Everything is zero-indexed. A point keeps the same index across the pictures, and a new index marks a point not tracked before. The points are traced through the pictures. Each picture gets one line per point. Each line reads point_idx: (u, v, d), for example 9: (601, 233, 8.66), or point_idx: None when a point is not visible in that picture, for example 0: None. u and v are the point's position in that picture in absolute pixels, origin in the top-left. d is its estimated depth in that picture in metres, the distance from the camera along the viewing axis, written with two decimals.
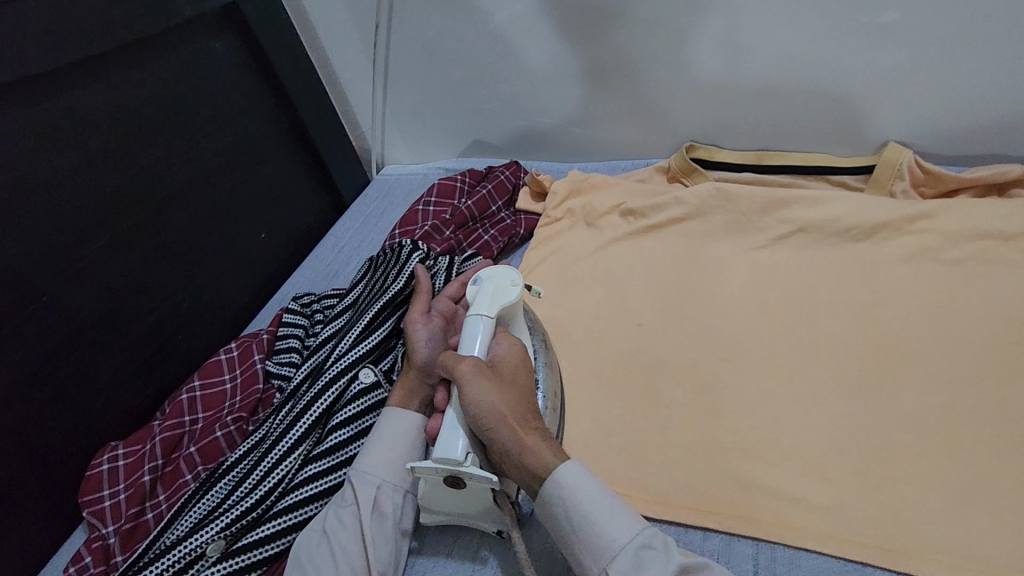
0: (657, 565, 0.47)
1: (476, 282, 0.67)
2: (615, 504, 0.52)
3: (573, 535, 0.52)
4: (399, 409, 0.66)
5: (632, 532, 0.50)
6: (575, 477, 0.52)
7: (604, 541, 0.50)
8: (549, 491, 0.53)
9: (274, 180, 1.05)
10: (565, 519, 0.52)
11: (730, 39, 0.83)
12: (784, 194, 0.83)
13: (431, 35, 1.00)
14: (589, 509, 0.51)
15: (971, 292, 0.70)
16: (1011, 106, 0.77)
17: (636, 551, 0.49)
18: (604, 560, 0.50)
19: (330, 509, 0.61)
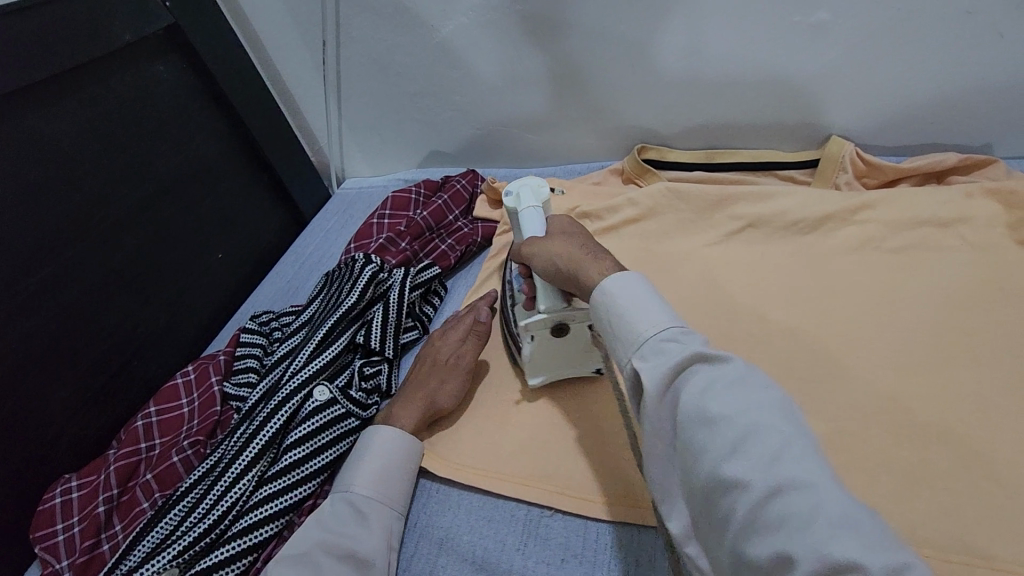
0: (677, 351, 0.42)
1: (510, 191, 0.67)
2: (656, 300, 0.47)
3: (609, 330, 0.48)
4: (405, 434, 0.66)
5: (664, 322, 0.44)
6: (625, 284, 0.48)
7: (631, 335, 0.45)
8: (602, 292, 0.49)
9: (229, 200, 1.05)
10: (607, 316, 0.48)
11: (674, 45, 0.85)
12: (733, 191, 0.84)
13: (381, 49, 1.00)
14: (628, 300, 0.47)
15: (912, 279, 0.72)
16: (940, 97, 0.80)
17: (657, 344, 0.44)
18: (629, 352, 0.45)
19: (315, 530, 0.59)
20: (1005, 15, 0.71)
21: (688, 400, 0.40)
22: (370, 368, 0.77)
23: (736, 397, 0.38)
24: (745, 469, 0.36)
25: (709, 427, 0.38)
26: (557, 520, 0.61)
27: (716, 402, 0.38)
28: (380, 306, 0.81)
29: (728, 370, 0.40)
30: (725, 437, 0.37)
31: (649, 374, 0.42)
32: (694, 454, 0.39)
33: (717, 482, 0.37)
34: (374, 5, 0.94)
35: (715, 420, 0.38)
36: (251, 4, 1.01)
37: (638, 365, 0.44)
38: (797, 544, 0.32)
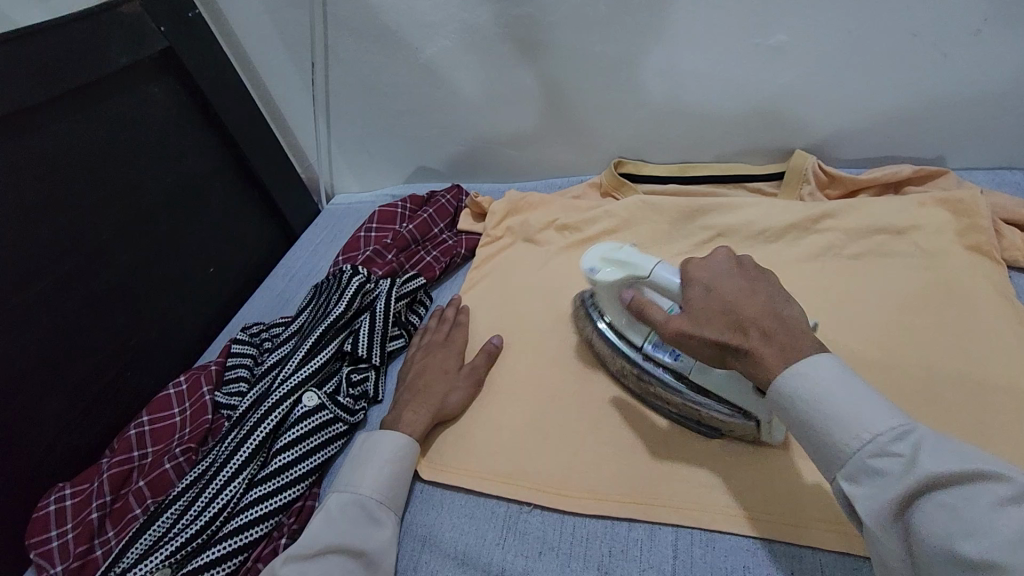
0: (898, 473, 0.40)
1: (599, 272, 0.68)
2: (859, 402, 0.44)
3: (806, 439, 0.46)
4: (404, 439, 0.68)
5: (879, 431, 0.42)
6: (816, 373, 0.46)
7: (831, 450, 0.44)
8: (781, 395, 0.47)
9: (220, 216, 1.08)
10: (797, 421, 0.46)
11: (644, 65, 0.90)
12: (703, 202, 0.88)
13: (368, 70, 1.04)
14: (823, 406, 0.45)
15: (869, 283, 0.76)
16: (893, 113, 0.85)
17: (864, 463, 0.42)
18: (833, 470, 0.44)
19: (324, 529, 0.61)
20: (945, 37, 0.77)
21: (935, 534, 0.37)
22: (357, 375, 0.80)
23: (984, 526, 0.35)
24: None
25: (964, 569, 0.35)
26: (536, 516, 0.64)
27: (964, 538, 0.35)
28: (367, 315, 0.84)
29: (972, 490, 0.37)
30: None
31: (868, 503, 0.41)
32: None
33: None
34: (361, 29, 0.98)
35: (968, 560, 0.35)
36: (243, 28, 1.05)
37: (850, 491, 0.43)
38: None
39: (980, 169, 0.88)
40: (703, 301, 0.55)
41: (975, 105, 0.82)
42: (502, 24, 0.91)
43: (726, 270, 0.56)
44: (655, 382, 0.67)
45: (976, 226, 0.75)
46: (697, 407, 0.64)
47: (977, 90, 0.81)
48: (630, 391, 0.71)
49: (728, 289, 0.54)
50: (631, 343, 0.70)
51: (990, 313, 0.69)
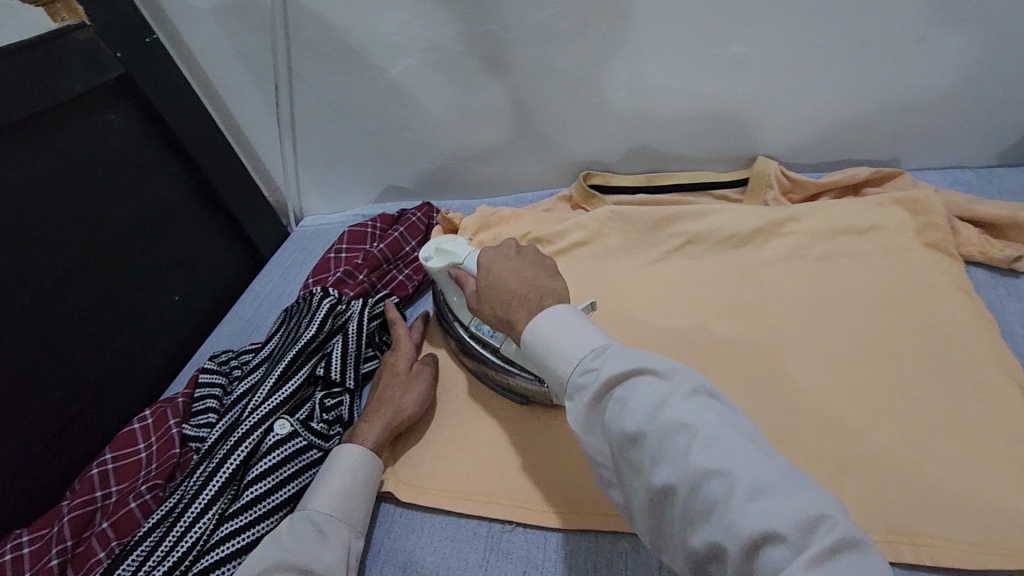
0: (597, 374, 0.46)
1: (429, 259, 0.75)
2: (581, 328, 0.50)
3: (542, 372, 0.52)
4: (363, 451, 0.67)
5: (593, 346, 0.48)
6: (551, 318, 0.52)
7: (558, 377, 0.50)
8: (529, 337, 0.52)
9: (185, 243, 1.05)
10: (540, 355, 0.51)
11: (608, 79, 0.91)
12: (672, 211, 0.89)
13: (333, 91, 1.03)
14: (555, 333, 0.50)
15: (837, 283, 0.78)
16: (849, 118, 0.88)
17: (577, 382, 0.48)
18: (564, 392, 0.50)
19: (274, 548, 0.58)
20: (892, 45, 0.80)
21: (621, 419, 0.44)
22: (331, 399, 0.78)
23: (641, 406, 0.43)
24: (665, 472, 0.41)
25: (635, 443, 0.43)
26: (519, 534, 0.63)
27: (629, 419, 0.43)
28: (339, 337, 0.82)
29: (644, 384, 0.44)
30: (648, 448, 0.42)
31: (580, 412, 0.47)
32: (636, 467, 0.43)
33: (657, 491, 0.42)
34: (324, 50, 0.98)
35: (635, 436, 0.42)
36: (202, 53, 1.04)
37: (570, 410, 0.49)
38: (719, 530, 0.37)
39: (932, 170, 0.92)
40: (488, 281, 0.62)
41: (924, 108, 0.85)
42: (463, 42, 0.92)
43: (511, 256, 0.64)
44: (479, 356, 0.74)
45: (932, 224, 0.77)
46: (507, 376, 0.71)
47: (924, 94, 0.84)
48: (467, 365, 0.79)
49: (502, 270, 0.62)
50: (462, 323, 0.78)
51: (952, 306, 0.71)
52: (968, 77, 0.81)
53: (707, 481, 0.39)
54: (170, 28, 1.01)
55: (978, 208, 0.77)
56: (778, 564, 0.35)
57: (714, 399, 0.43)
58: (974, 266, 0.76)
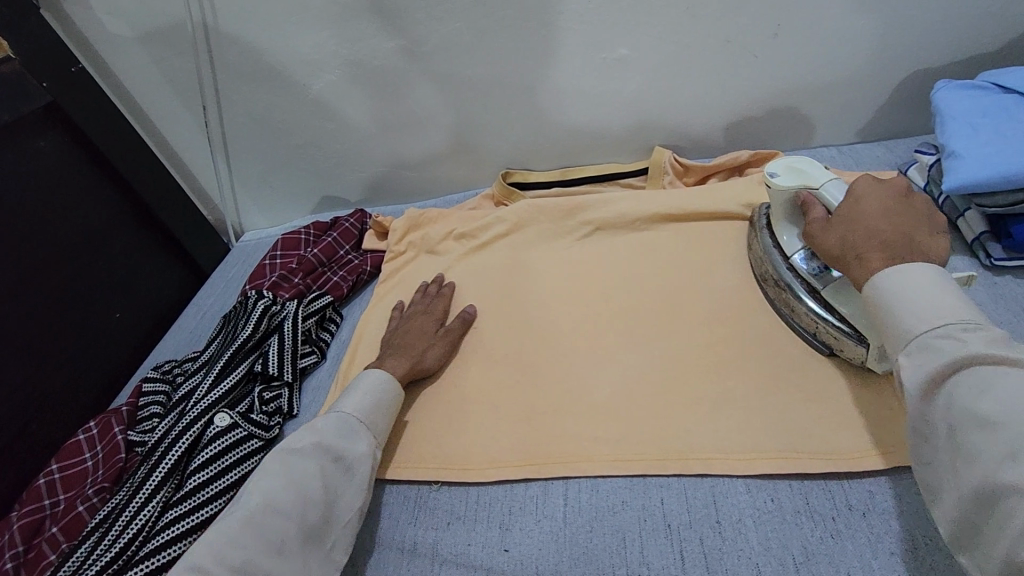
0: (959, 346, 0.47)
1: (774, 175, 0.72)
2: (953, 297, 0.51)
3: (883, 324, 0.54)
4: (382, 372, 0.74)
5: (951, 318, 0.49)
6: (913, 278, 0.53)
7: (904, 330, 0.51)
8: (881, 284, 0.55)
9: (124, 262, 1.09)
10: (887, 308, 0.54)
11: (513, 84, 1.00)
12: (580, 200, 0.98)
13: (261, 108, 1.09)
14: (914, 294, 0.52)
15: (722, 252, 0.87)
16: (727, 107, 0.99)
17: (931, 342, 0.49)
18: (901, 349, 0.52)
19: (311, 437, 0.66)
20: (751, 41, 0.91)
21: (973, 396, 0.45)
22: (269, 392, 0.84)
23: (1006, 395, 0.44)
24: (1017, 472, 0.41)
25: (982, 427, 0.44)
26: (444, 492, 0.71)
27: (990, 403, 0.44)
28: (275, 335, 0.88)
29: (1015, 372, 0.44)
30: (1008, 437, 0.42)
31: (919, 372, 0.49)
32: (971, 450, 0.45)
33: (997, 486, 0.42)
34: (249, 71, 1.04)
35: (988, 420, 0.44)
36: (130, 79, 1.08)
37: (903, 364, 0.51)
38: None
39: (806, 150, 1.04)
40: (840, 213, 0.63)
41: (789, 95, 0.97)
42: (379, 57, 0.99)
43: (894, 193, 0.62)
44: (789, 291, 0.73)
45: None
46: (817, 321, 0.69)
47: (788, 83, 0.96)
48: (768, 295, 0.78)
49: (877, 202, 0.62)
50: (781, 253, 0.76)
51: None
52: (820, 67, 0.93)
53: None
54: (96, 58, 1.06)
55: None
56: None
57: None
58: None
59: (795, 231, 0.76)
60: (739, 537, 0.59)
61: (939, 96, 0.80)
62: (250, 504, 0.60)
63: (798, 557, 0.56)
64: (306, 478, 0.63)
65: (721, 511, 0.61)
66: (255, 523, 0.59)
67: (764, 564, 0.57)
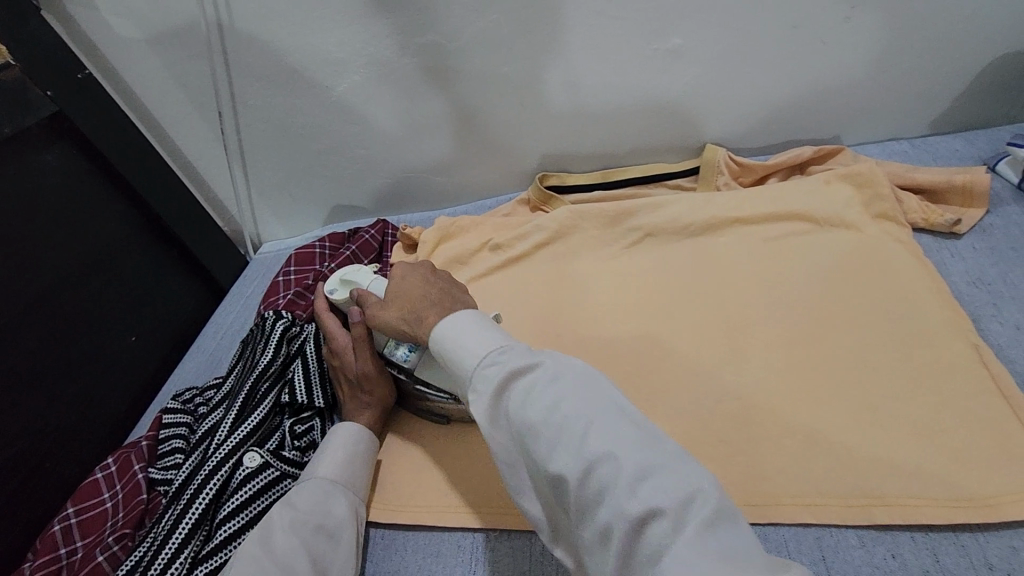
0: (515, 359, 0.52)
1: (332, 289, 0.78)
2: (489, 330, 0.56)
3: (450, 364, 0.56)
4: (348, 428, 0.70)
5: (492, 345, 0.54)
6: (458, 322, 0.58)
7: (465, 371, 0.55)
8: (438, 329, 0.59)
9: (138, 282, 1.02)
10: (442, 352, 0.57)
11: (553, 80, 0.92)
12: (629, 205, 0.90)
13: (279, 113, 1.01)
14: (458, 335, 0.56)
15: (793, 260, 0.79)
16: (788, 99, 0.91)
17: (483, 374, 0.53)
18: (467, 390, 0.55)
19: (289, 512, 0.62)
20: (821, 26, 0.83)
21: (521, 411, 0.49)
22: (301, 425, 0.77)
23: (546, 402, 0.48)
24: (562, 459, 0.46)
25: (530, 434, 0.48)
26: (505, 541, 0.64)
27: (529, 409, 0.49)
28: (301, 362, 0.81)
29: (539, 377, 0.50)
30: (545, 437, 0.47)
31: (486, 402, 0.52)
32: (533, 456, 0.48)
33: (552, 480, 0.47)
34: (266, 73, 0.96)
35: (533, 427, 0.48)
36: (139, 84, 1.01)
37: (472, 401, 0.53)
38: (611, 508, 0.43)
39: (871, 144, 0.95)
40: None
41: (858, 85, 0.88)
42: (407, 54, 0.91)
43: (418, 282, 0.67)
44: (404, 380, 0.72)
45: (878, 195, 0.79)
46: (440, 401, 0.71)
47: (858, 70, 0.87)
48: (390, 391, 0.77)
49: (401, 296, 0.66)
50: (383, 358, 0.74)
51: (903, 271, 0.73)
52: (893, 52, 0.85)
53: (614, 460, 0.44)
54: (103, 62, 0.98)
55: (917, 176, 0.80)
56: (662, 536, 0.41)
57: (596, 424, 0.47)
58: (921, 232, 0.79)
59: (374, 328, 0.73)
60: None
61: None
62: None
63: None
64: (291, 555, 0.58)
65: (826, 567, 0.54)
66: None
67: None
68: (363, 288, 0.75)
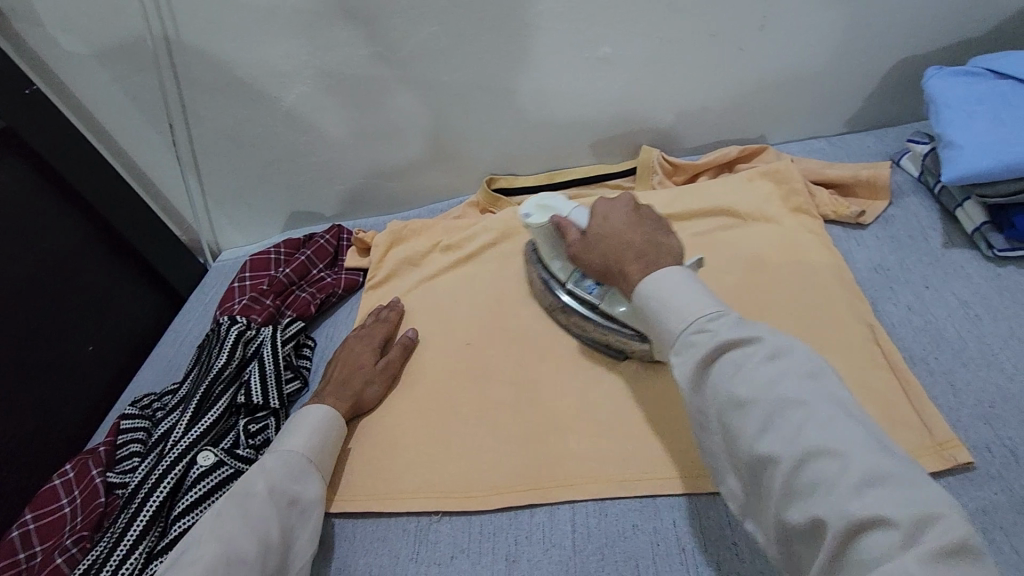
0: (727, 327, 0.50)
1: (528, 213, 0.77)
2: (698, 292, 0.53)
3: (652, 326, 0.55)
4: (320, 411, 0.72)
5: (708, 308, 0.52)
6: (667, 278, 0.56)
7: (667, 333, 0.53)
8: (642, 286, 0.57)
9: (95, 292, 1.03)
10: (647, 309, 0.56)
11: (494, 87, 0.96)
12: (568, 205, 0.95)
13: (231, 124, 1.04)
14: (670, 293, 0.54)
15: (717, 253, 0.85)
16: (715, 102, 0.97)
17: (688, 339, 0.51)
18: (669, 351, 0.53)
19: (262, 481, 0.64)
20: (737, 33, 0.89)
21: (728, 384, 0.47)
22: (255, 424, 0.79)
23: (757, 380, 0.46)
24: (773, 442, 0.44)
25: (738, 409, 0.46)
26: (446, 524, 0.68)
27: (741, 385, 0.46)
28: (255, 363, 0.84)
29: (751, 353, 0.47)
30: (756, 416, 0.45)
31: (685, 365, 0.51)
32: (733, 432, 0.47)
33: (757, 460, 0.45)
34: (216, 85, 0.99)
35: (744, 404, 0.46)
36: (90, 99, 1.03)
37: (673, 361, 0.52)
38: (827, 503, 0.41)
39: (795, 143, 1.02)
40: None
41: (777, 88, 0.95)
42: (351, 66, 0.95)
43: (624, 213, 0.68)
44: (574, 312, 0.78)
45: (793, 190, 0.86)
46: (606, 333, 0.74)
47: (777, 73, 0.93)
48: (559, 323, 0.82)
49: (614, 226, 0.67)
50: (559, 286, 0.80)
51: (813, 260, 0.79)
52: (808, 57, 0.91)
53: (815, 458, 0.42)
54: (52, 78, 1.00)
55: (829, 172, 0.86)
56: (883, 547, 0.38)
57: (835, 412, 0.44)
58: (832, 224, 0.85)
59: (560, 257, 0.80)
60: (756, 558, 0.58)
61: (932, 84, 0.76)
62: (205, 555, 0.57)
63: None
64: (265, 520, 0.61)
65: (734, 529, 0.60)
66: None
67: None
68: (566, 218, 0.73)
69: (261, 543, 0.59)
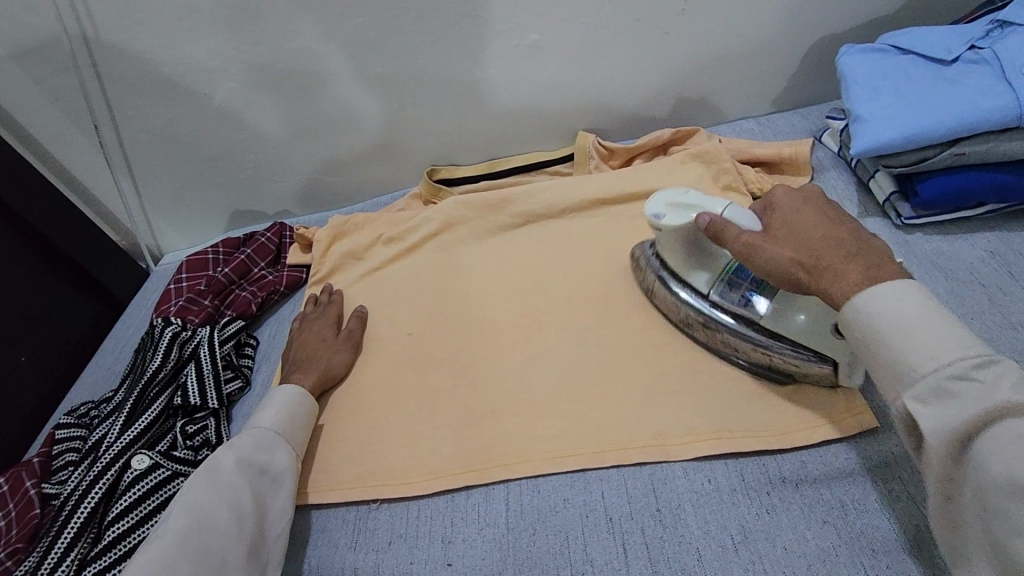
0: (992, 384, 0.43)
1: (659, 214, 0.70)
2: (952, 327, 0.46)
3: (877, 360, 0.49)
4: (289, 391, 0.73)
5: (967, 352, 0.45)
6: (893, 301, 0.48)
7: (902, 371, 0.47)
8: (860, 304, 0.50)
9: (27, 300, 1.00)
10: (869, 336, 0.49)
11: (427, 78, 0.96)
12: (507, 193, 0.96)
13: (162, 123, 1.02)
14: (902, 325, 0.47)
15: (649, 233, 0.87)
16: (646, 86, 0.98)
17: (937, 385, 0.45)
18: (902, 390, 0.47)
19: (228, 455, 0.64)
20: (661, 17, 0.90)
21: (999, 458, 0.41)
22: (194, 425, 0.79)
23: None
24: None
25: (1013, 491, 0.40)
26: (385, 510, 0.69)
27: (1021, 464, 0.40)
28: (192, 364, 0.84)
29: None
30: None
31: (934, 421, 0.45)
32: (999, 514, 0.41)
33: None
34: (141, 83, 0.97)
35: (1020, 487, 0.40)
36: (9, 102, 0.99)
37: (916, 409, 0.46)
38: None
39: (727, 124, 1.04)
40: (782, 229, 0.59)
41: (705, 70, 0.97)
42: (280, 61, 0.94)
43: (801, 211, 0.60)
44: (725, 328, 0.69)
45: (722, 169, 0.88)
46: (765, 350, 0.66)
47: (704, 56, 0.95)
48: (696, 339, 0.73)
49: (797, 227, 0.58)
50: (694, 291, 0.73)
51: None
52: (731, 39, 0.94)
53: None
54: None
55: (756, 151, 0.89)
56: None
57: None
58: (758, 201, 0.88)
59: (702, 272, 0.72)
60: (679, 523, 0.60)
61: (844, 61, 0.80)
62: (174, 525, 0.57)
63: (737, 536, 0.58)
64: (233, 490, 0.61)
65: (659, 497, 0.62)
66: (186, 546, 0.56)
67: (704, 548, 0.58)
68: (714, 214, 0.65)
69: (231, 511, 0.60)
